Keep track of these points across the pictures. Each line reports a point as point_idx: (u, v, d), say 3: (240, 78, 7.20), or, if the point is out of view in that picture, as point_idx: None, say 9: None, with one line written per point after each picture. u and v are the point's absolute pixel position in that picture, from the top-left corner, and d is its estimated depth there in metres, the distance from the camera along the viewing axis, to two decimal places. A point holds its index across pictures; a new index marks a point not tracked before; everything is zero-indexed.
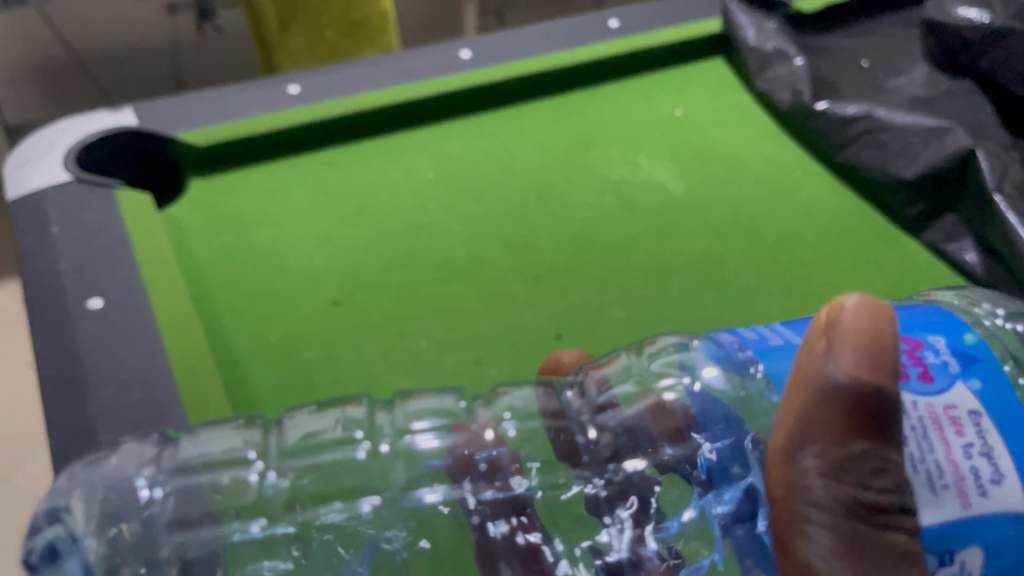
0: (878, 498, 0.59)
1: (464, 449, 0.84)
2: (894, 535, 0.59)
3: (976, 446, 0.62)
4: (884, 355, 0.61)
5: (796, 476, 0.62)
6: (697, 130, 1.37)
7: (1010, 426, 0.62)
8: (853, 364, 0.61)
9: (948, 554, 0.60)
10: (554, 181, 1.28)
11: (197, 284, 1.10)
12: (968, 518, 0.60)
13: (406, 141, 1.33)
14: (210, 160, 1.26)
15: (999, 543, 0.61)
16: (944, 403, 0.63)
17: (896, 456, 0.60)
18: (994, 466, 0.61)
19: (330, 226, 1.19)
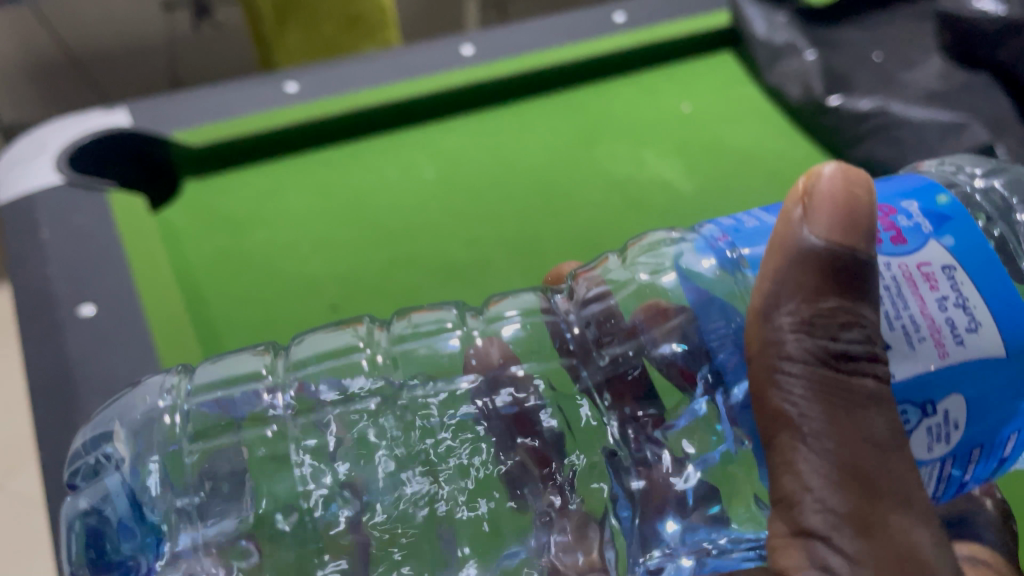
0: (847, 354, 0.59)
1: (475, 361, 0.85)
2: (864, 391, 0.59)
3: (950, 299, 0.61)
4: (855, 224, 0.61)
5: (773, 335, 0.63)
6: (705, 126, 1.33)
7: (987, 277, 0.62)
8: (824, 236, 0.61)
9: (922, 401, 0.61)
10: (558, 179, 1.24)
11: (192, 289, 1.07)
12: (945, 369, 0.60)
13: (406, 139, 1.30)
14: (205, 161, 1.23)
15: (980, 394, 0.61)
16: (920, 259, 0.62)
17: (870, 313, 0.60)
18: (970, 316, 0.61)
19: (328, 228, 1.16)
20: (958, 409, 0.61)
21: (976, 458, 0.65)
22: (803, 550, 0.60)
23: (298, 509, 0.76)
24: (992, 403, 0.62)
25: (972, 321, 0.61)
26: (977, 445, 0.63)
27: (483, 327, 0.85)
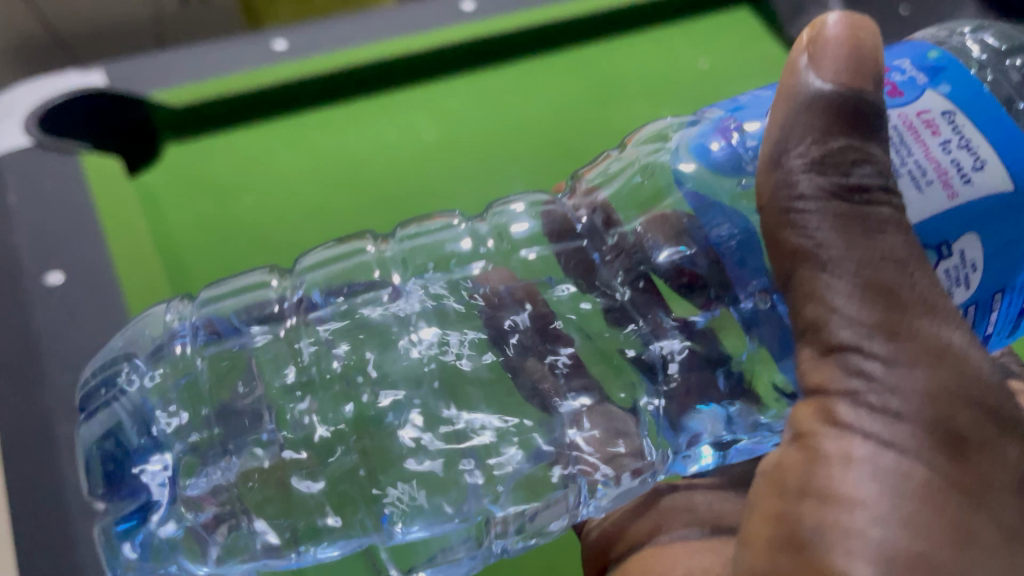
0: (863, 178, 0.52)
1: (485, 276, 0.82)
2: (884, 213, 0.51)
3: (953, 141, 0.56)
4: (863, 54, 0.54)
5: (783, 169, 0.54)
6: (723, 83, 1.25)
7: (988, 115, 0.56)
8: (837, 66, 0.53)
9: (939, 245, 0.56)
10: (570, 140, 1.16)
11: (172, 258, 0.98)
12: (956, 210, 0.55)
13: (403, 97, 1.20)
14: (187, 123, 1.13)
15: (998, 235, 0.57)
16: (918, 107, 0.57)
17: (881, 153, 0.53)
18: (973, 155, 0.55)
19: (320, 193, 1.07)
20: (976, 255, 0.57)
21: (999, 304, 0.61)
22: (834, 367, 0.52)
23: (319, 398, 0.73)
24: (1008, 243, 0.57)
25: (977, 161, 0.55)
26: (996, 290, 0.59)
27: (491, 226, 0.83)
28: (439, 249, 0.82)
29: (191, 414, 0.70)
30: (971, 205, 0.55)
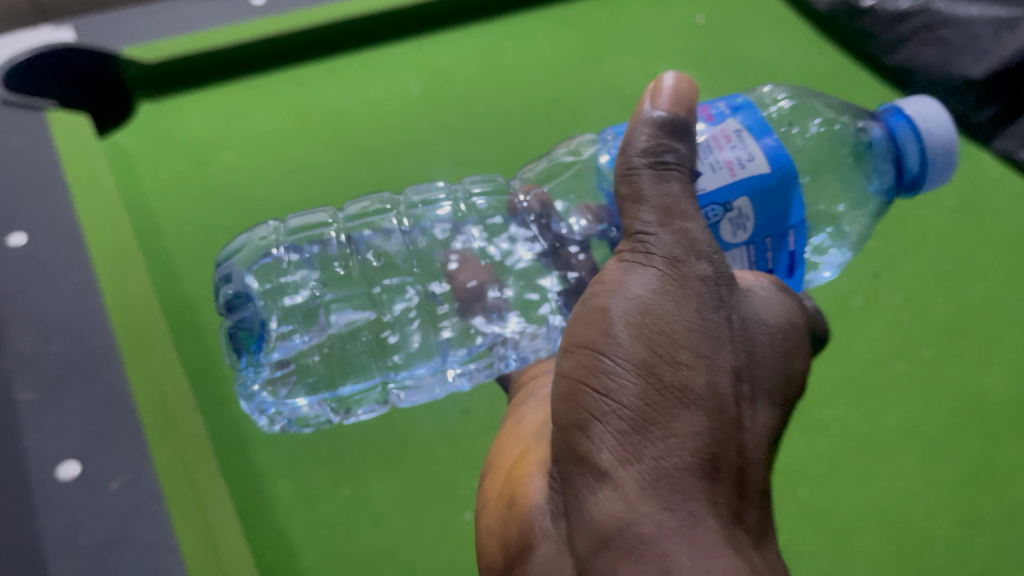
0: (665, 153, 0.54)
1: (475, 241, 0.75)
2: (676, 177, 0.53)
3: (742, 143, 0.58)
4: (689, 79, 0.57)
5: (622, 151, 0.56)
6: (722, 34, 1.19)
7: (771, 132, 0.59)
8: (671, 79, 0.56)
9: (713, 210, 0.57)
10: (562, 96, 1.11)
11: (145, 219, 0.92)
12: (734, 185, 0.56)
13: (387, 54, 1.14)
14: (161, 80, 1.07)
15: (771, 209, 0.58)
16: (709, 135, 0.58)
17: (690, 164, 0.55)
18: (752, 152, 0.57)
19: (304, 151, 1.02)
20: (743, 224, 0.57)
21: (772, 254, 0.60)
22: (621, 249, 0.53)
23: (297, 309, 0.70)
24: (780, 215, 0.58)
25: (743, 160, 0.56)
26: (767, 236, 0.59)
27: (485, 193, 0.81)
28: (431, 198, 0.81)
29: (288, 314, 0.70)
30: (740, 184, 0.56)
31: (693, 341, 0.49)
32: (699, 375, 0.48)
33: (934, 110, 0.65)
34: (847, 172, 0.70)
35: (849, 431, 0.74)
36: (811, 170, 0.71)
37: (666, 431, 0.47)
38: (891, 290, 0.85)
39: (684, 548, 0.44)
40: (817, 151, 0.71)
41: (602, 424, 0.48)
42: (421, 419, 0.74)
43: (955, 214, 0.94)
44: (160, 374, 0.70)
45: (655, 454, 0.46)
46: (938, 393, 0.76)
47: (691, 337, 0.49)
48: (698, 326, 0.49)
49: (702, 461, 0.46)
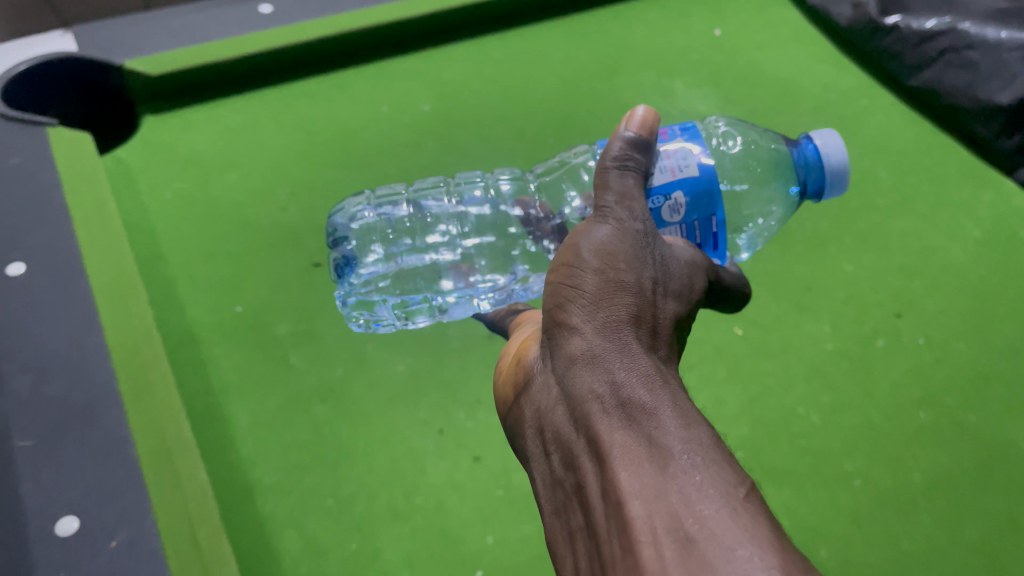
0: (629, 163, 0.62)
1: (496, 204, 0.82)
2: (632, 175, 0.61)
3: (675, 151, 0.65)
4: (657, 111, 0.65)
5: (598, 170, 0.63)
6: (741, 50, 1.16)
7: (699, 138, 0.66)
8: (640, 110, 0.64)
9: (654, 198, 0.63)
10: (576, 114, 1.08)
11: (148, 241, 0.89)
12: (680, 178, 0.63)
13: (397, 68, 1.11)
14: (164, 94, 1.04)
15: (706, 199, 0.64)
16: (663, 147, 0.65)
17: (643, 172, 0.62)
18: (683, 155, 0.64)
19: (311, 170, 0.99)
20: (675, 216, 0.64)
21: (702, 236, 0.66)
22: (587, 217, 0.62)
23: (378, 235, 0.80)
24: (708, 209, 0.65)
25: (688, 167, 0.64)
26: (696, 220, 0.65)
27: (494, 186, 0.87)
28: (468, 183, 0.90)
29: (369, 241, 0.79)
30: (681, 181, 0.63)
31: (631, 242, 0.58)
32: (634, 265, 0.57)
33: (831, 136, 0.71)
34: (761, 181, 0.76)
35: (872, 486, 0.71)
36: (730, 176, 0.76)
37: (609, 296, 0.55)
38: (914, 331, 0.83)
39: (623, 365, 0.52)
40: (738, 163, 0.77)
41: (561, 306, 0.56)
42: (431, 464, 0.72)
43: (979, 248, 0.91)
44: (162, 420, 0.68)
45: (601, 313, 0.55)
46: (963, 446, 0.74)
47: (631, 240, 0.58)
48: (635, 234, 0.58)
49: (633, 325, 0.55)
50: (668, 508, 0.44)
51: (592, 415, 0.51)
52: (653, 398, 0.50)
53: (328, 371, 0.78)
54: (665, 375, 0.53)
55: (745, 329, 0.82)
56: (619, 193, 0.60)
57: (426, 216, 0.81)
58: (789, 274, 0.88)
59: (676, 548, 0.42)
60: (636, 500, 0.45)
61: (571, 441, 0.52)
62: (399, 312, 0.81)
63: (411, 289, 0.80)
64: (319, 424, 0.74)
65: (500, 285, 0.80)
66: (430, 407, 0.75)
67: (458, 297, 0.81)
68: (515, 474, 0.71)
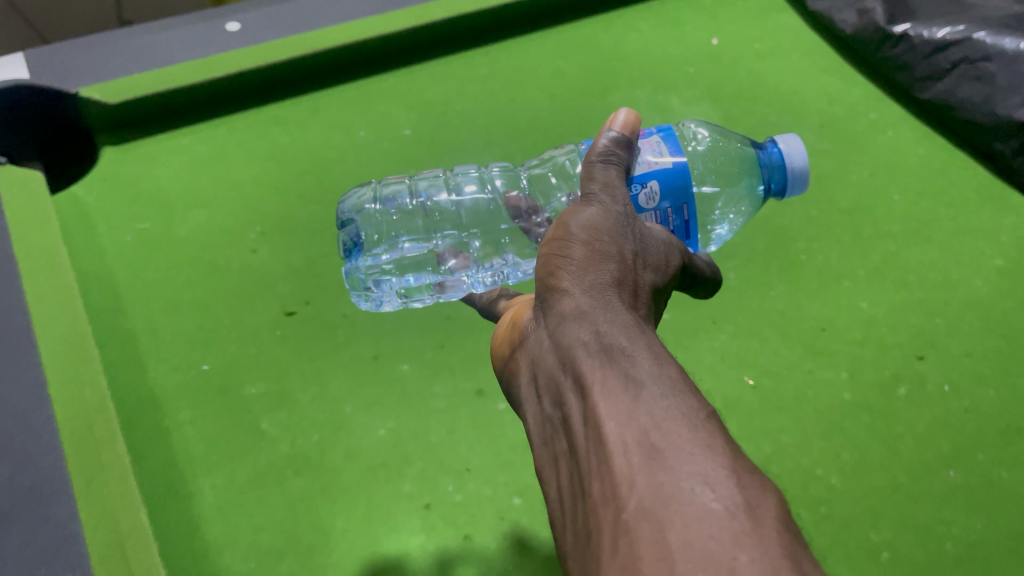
0: (615, 154, 0.56)
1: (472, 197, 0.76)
2: (615, 164, 0.56)
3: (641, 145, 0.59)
4: (638, 112, 0.60)
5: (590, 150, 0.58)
6: (741, 61, 1.09)
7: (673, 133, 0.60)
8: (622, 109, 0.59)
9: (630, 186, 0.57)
10: (568, 136, 1.00)
11: (107, 291, 0.81)
12: (659, 168, 0.57)
13: (375, 89, 1.04)
14: (127, 121, 0.97)
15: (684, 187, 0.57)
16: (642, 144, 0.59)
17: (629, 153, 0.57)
18: (656, 148, 0.58)
19: (283, 203, 0.91)
20: (649, 203, 0.57)
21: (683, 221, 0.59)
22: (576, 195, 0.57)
23: (376, 221, 0.75)
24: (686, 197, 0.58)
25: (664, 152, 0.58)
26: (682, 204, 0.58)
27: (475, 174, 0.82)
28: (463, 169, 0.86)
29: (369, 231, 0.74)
30: (657, 168, 0.57)
31: (619, 216, 0.53)
32: (621, 236, 0.52)
33: (792, 137, 0.66)
34: (734, 178, 0.71)
35: (900, 559, 0.66)
36: (700, 176, 0.71)
37: (597, 257, 0.51)
38: (937, 376, 0.77)
39: (606, 320, 0.48)
40: (708, 159, 0.72)
41: (549, 273, 0.52)
42: (418, 546, 0.65)
43: (1003, 279, 0.85)
44: (117, 508, 0.61)
45: (588, 275, 0.50)
46: (997, 511, 0.68)
47: (619, 214, 0.53)
48: (622, 208, 0.53)
49: (618, 285, 0.50)
50: (638, 428, 0.41)
51: (576, 360, 0.47)
52: (634, 345, 0.46)
53: (303, 439, 0.71)
54: (648, 330, 0.49)
55: (756, 379, 0.76)
56: (605, 179, 0.55)
57: (425, 201, 0.77)
58: (801, 313, 0.81)
59: (644, 460, 0.39)
60: (610, 421, 0.42)
61: (554, 386, 0.48)
62: (400, 293, 0.76)
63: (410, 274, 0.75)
64: (294, 501, 0.67)
65: (493, 267, 0.74)
66: (416, 478, 0.69)
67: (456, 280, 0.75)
68: (511, 555, 0.65)
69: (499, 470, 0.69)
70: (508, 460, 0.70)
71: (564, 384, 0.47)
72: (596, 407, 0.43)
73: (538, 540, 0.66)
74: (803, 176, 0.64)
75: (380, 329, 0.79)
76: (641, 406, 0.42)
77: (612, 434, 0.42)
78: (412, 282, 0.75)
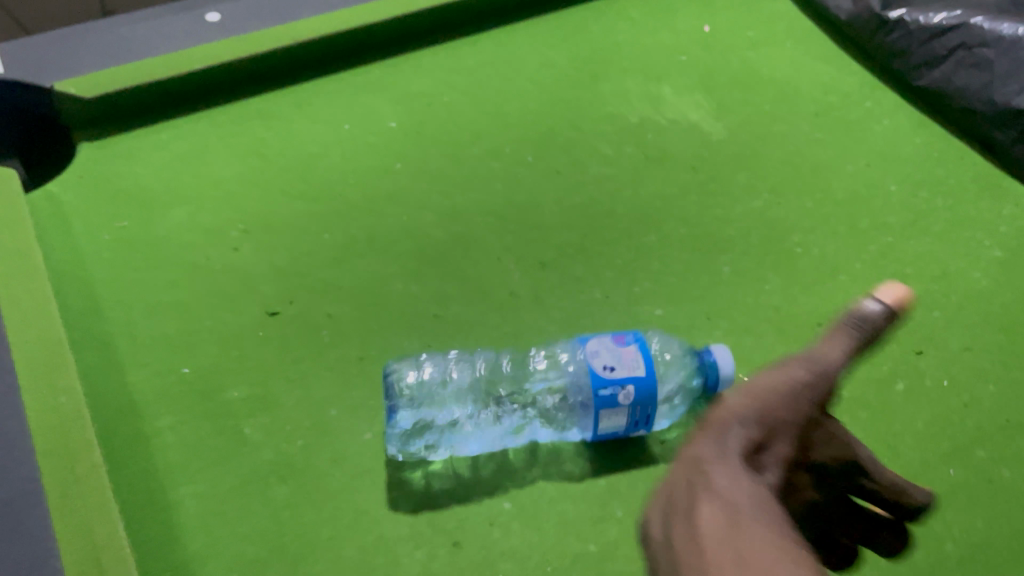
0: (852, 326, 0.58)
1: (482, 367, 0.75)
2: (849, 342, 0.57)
3: (615, 367, 0.64)
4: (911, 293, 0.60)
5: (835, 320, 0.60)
6: (733, 49, 1.07)
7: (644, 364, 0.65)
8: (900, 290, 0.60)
9: (609, 391, 0.64)
10: (558, 127, 0.98)
11: (83, 293, 0.79)
12: (636, 396, 0.64)
13: (359, 81, 1.02)
14: (103, 117, 0.94)
15: (649, 401, 0.64)
16: (607, 344, 0.66)
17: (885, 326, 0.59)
18: (627, 368, 0.64)
19: (266, 200, 0.89)
20: (625, 402, 0.64)
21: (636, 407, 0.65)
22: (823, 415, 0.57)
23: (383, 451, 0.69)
24: (648, 407, 0.65)
25: (631, 345, 0.66)
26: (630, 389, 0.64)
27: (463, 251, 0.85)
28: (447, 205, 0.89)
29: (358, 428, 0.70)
30: (634, 372, 0.64)
31: (806, 384, 0.54)
32: (807, 396, 0.55)
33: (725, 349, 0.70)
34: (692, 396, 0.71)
35: (900, 561, 0.64)
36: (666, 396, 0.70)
37: (746, 427, 0.53)
38: (936, 371, 0.75)
39: (741, 475, 0.51)
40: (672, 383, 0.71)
41: (714, 415, 0.55)
42: (406, 555, 0.63)
43: (1003, 271, 0.83)
44: (92, 522, 0.59)
45: (756, 418, 0.53)
46: (998, 511, 0.67)
47: (820, 379, 0.55)
48: (813, 372, 0.56)
49: (776, 442, 0.54)
50: (738, 558, 0.46)
51: (693, 508, 0.50)
52: (755, 496, 0.50)
53: (287, 444, 0.69)
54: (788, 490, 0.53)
55: (751, 376, 0.74)
56: (812, 359, 0.56)
57: (467, 373, 0.74)
58: (797, 308, 0.80)
59: None
60: (716, 550, 0.47)
61: (675, 492, 0.52)
62: (426, 445, 0.69)
63: (430, 446, 0.69)
64: (278, 509, 0.65)
65: (524, 412, 0.72)
66: (403, 484, 0.67)
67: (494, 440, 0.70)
68: (502, 563, 0.63)
69: (489, 474, 0.68)
70: (498, 464, 0.68)
71: (689, 483, 0.52)
72: (695, 511, 0.49)
73: (530, 547, 0.64)
74: (728, 375, 0.68)
75: (366, 331, 0.77)
76: (747, 536, 0.47)
77: (712, 562, 0.47)
78: (433, 447, 0.69)
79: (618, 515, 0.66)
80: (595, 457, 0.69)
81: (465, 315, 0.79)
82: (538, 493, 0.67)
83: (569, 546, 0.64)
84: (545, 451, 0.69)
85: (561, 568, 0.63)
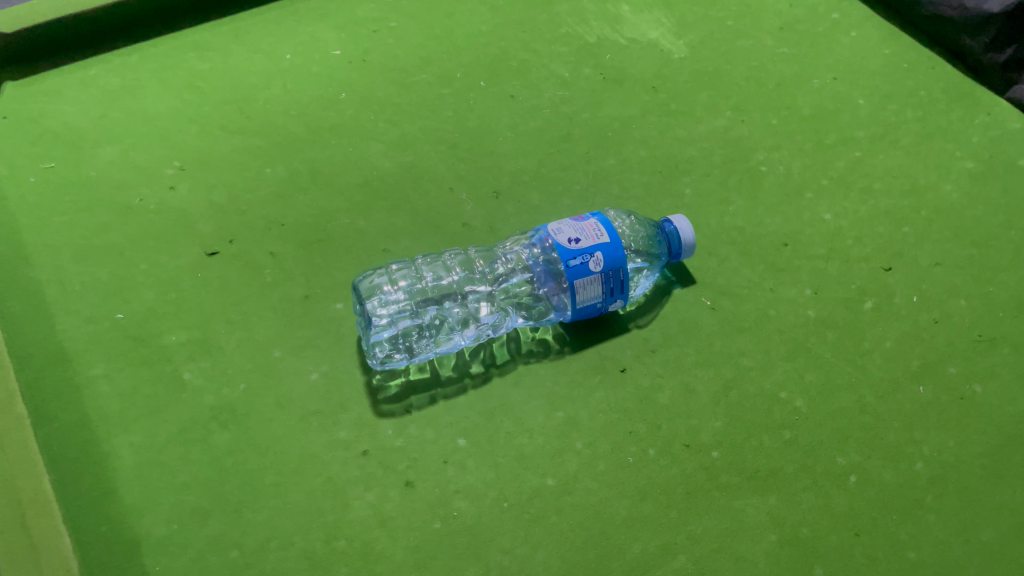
0: None
1: (444, 265, 0.73)
2: None
3: (579, 236, 0.63)
4: None
5: None
6: None
7: (611, 234, 0.64)
8: None
9: (581, 259, 0.62)
10: (512, 50, 0.93)
11: (8, 240, 0.74)
12: (605, 265, 0.63)
13: (300, 8, 0.96)
14: (27, 53, 0.89)
15: (618, 272, 0.64)
16: (574, 223, 0.65)
17: None
18: (593, 236, 0.63)
19: (203, 134, 0.84)
20: (596, 270, 0.63)
21: (610, 278, 0.64)
22: None
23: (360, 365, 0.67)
24: (619, 277, 0.64)
25: (592, 220, 0.65)
26: (601, 256, 0.63)
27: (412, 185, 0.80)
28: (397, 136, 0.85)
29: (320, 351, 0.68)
30: (599, 241, 0.63)
31: None
32: None
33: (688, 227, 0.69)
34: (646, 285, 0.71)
35: (868, 483, 0.62)
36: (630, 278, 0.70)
37: None
38: (905, 287, 0.73)
39: None
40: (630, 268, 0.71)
41: None
42: (357, 497, 0.61)
43: (974, 183, 0.80)
44: (16, 476, 0.57)
45: None
46: (969, 429, 0.65)
47: None
48: None
49: None
50: None
51: None
52: None
53: (229, 388, 0.66)
54: None
55: (714, 301, 0.71)
56: None
57: (436, 276, 0.72)
58: (761, 229, 0.76)
59: None
60: None
61: None
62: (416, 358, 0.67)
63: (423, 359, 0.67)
64: (221, 456, 0.62)
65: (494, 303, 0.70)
66: (353, 424, 0.64)
67: (473, 340, 0.68)
68: (457, 502, 0.61)
69: (444, 411, 0.65)
70: (451, 400, 0.65)
71: None
72: None
73: (485, 484, 0.61)
74: (690, 243, 0.68)
75: (311, 268, 0.73)
76: None
77: None
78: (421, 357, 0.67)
79: (577, 447, 0.63)
80: (553, 390, 0.66)
81: (414, 249, 0.75)
82: (493, 427, 0.64)
83: (526, 481, 0.62)
84: (500, 384, 0.66)
85: (519, 505, 0.60)
